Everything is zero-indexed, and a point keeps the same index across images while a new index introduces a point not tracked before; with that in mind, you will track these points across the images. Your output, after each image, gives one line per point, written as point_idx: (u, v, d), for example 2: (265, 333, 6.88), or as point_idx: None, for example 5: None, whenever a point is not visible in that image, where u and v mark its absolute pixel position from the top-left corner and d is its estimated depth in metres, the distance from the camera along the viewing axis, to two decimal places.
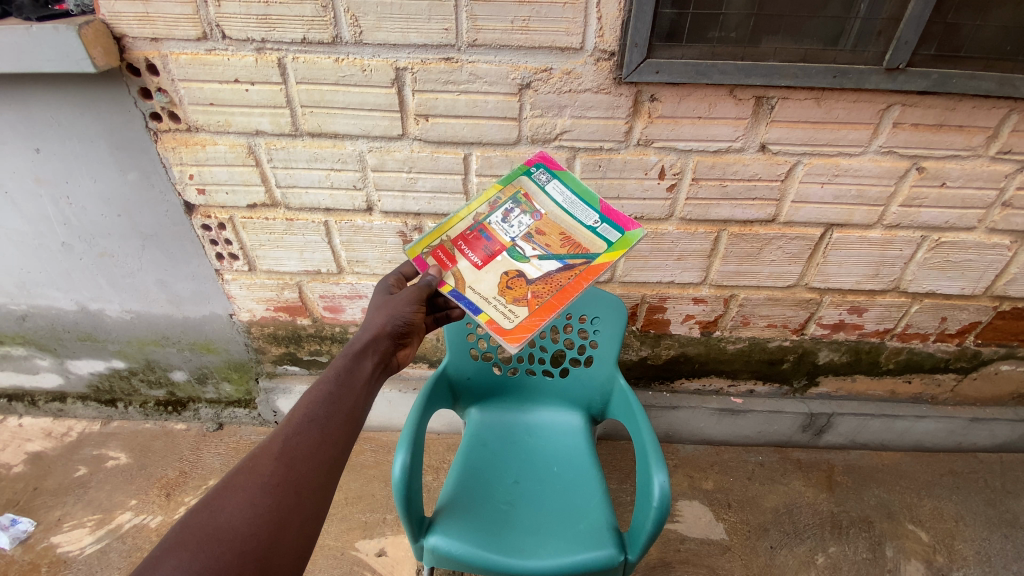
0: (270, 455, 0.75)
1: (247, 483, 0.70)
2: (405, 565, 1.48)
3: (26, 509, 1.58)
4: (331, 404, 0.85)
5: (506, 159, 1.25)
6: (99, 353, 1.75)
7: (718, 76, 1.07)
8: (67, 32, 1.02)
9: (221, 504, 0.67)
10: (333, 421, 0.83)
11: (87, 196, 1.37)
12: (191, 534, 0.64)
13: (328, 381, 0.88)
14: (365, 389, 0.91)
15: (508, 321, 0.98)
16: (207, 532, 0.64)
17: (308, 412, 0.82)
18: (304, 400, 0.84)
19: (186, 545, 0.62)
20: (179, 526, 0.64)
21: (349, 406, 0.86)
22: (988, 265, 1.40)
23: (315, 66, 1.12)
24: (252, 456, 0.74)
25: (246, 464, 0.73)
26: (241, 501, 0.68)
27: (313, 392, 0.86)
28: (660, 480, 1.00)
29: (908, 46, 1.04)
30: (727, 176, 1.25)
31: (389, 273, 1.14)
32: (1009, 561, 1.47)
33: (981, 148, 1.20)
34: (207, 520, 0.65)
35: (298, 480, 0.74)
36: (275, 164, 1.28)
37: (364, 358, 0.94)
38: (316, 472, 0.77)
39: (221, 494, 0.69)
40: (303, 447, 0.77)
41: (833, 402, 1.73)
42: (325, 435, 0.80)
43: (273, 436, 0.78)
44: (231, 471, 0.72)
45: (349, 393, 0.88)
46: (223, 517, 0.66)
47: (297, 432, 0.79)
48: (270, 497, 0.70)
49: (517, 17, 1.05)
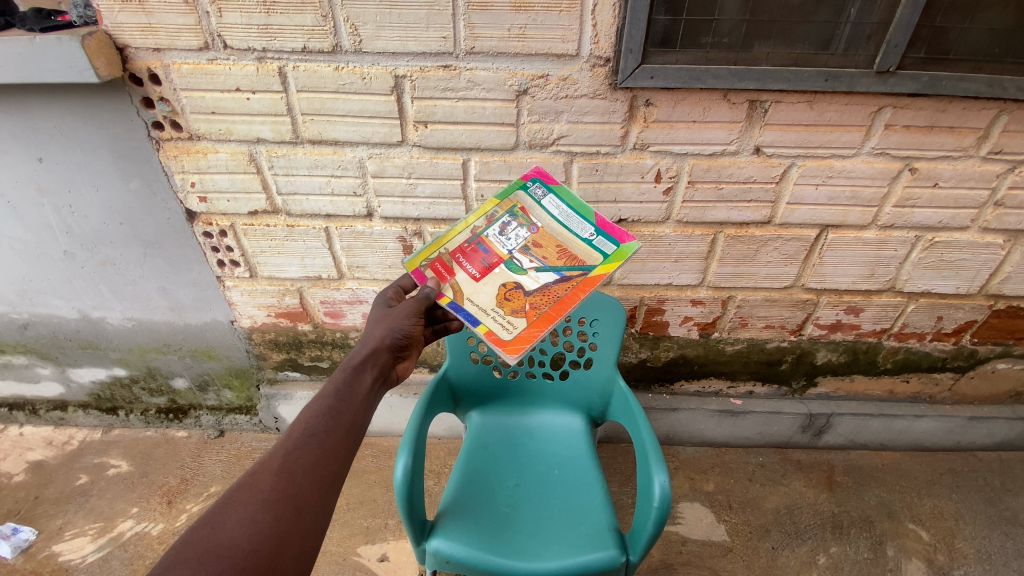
0: (271, 471, 0.75)
1: (247, 500, 0.71)
2: (407, 569, 1.48)
3: (27, 518, 1.58)
4: (332, 418, 0.85)
5: (504, 165, 1.26)
6: (100, 361, 1.76)
7: (712, 81, 1.09)
8: (71, 42, 1.04)
9: (221, 521, 0.68)
10: (332, 435, 0.84)
11: (89, 205, 1.39)
12: (193, 550, 0.64)
13: (328, 395, 0.89)
14: (365, 401, 0.92)
15: (508, 332, 1.00)
16: (208, 548, 0.65)
17: (308, 426, 0.83)
18: (304, 414, 0.85)
19: (188, 562, 0.63)
20: (180, 543, 0.65)
21: (350, 419, 0.87)
22: (982, 264, 1.41)
23: (316, 74, 1.14)
24: (252, 472, 0.75)
25: (246, 480, 0.74)
26: (242, 516, 0.69)
27: (313, 405, 0.87)
28: (660, 481, 1.00)
29: (898, 49, 1.06)
30: (722, 178, 1.27)
31: (389, 285, 1.15)
32: (1010, 559, 1.47)
33: (972, 149, 1.22)
34: (208, 536, 0.66)
35: (298, 494, 0.75)
36: (276, 171, 1.30)
37: (365, 370, 0.95)
38: (316, 486, 0.77)
39: (223, 510, 0.69)
40: (303, 461, 0.78)
41: (832, 402, 1.74)
42: (325, 449, 0.81)
43: (273, 451, 0.79)
44: (231, 487, 0.72)
45: (349, 406, 0.89)
46: (224, 534, 0.67)
47: (298, 447, 0.79)
48: (269, 512, 0.71)
49: (514, 25, 1.07)
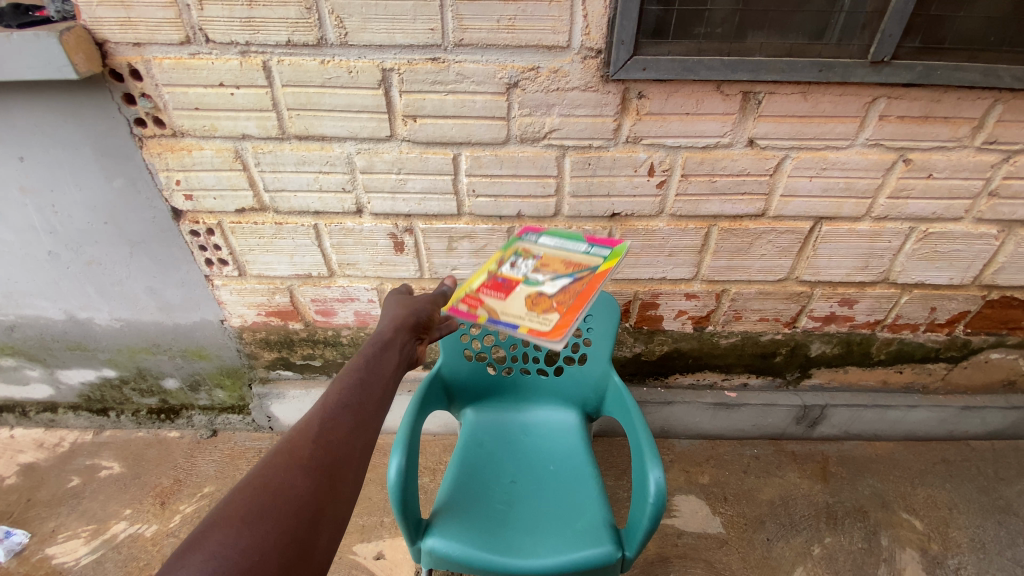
0: (309, 438, 0.74)
1: (287, 464, 0.70)
2: (403, 567, 1.47)
3: (19, 521, 1.56)
4: (363, 391, 0.85)
5: (495, 159, 1.24)
6: (89, 362, 1.73)
7: (705, 72, 1.08)
8: (48, 38, 1.01)
9: (263, 485, 0.66)
10: (364, 408, 0.84)
11: (73, 204, 1.36)
12: (236, 510, 0.62)
13: (359, 368, 0.89)
14: (393, 377, 0.92)
15: (547, 325, 0.95)
16: (250, 509, 0.63)
17: (342, 398, 0.83)
18: (337, 385, 0.85)
19: (231, 522, 0.61)
20: (223, 504, 0.63)
21: (380, 393, 0.87)
22: (976, 255, 1.41)
23: (300, 68, 1.11)
24: (289, 439, 0.74)
25: (284, 446, 0.73)
26: (283, 480, 0.68)
27: (344, 378, 0.87)
28: (655, 477, 1.00)
29: (892, 39, 1.05)
30: (716, 171, 1.25)
31: (394, 290, 1.19)
32: (1003, 547, 1.48)
33: (967, 139, 1.21)
34: (251, 498, 0.64)
35: (334, 463, 0.74)
36: (262, 168, 1.27)
37: (392, 346, 0.96)
38: (351, 457, 0.76)
39: (265, 474, 0.68)
40: (339, 431, 0.78)
41: (826, 394, 1.74)
42: (358, 421, 0.81)
43: (309, 420, 0.78)
44: (270, 452, 0.71)
45: (379, 380, 0.89)
46: (267, 496, 0.65)
47: (333, 417, 0.79)
48: (309, 478, 0.70)
49: (503, 16, 1.04)
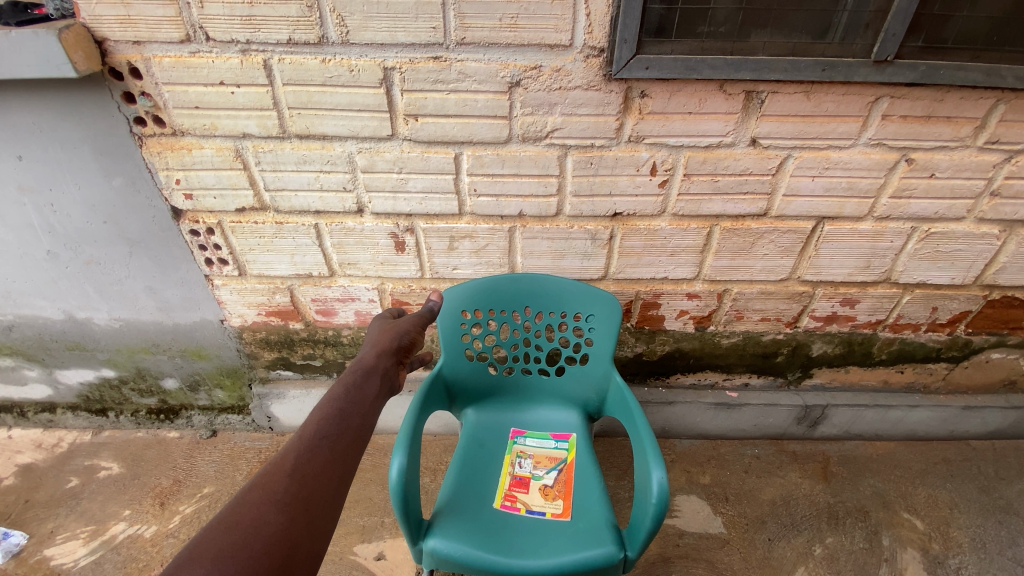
0: (283, 473, 0.76)
1: (260, 500, 0.71)
2: (405, 568, 1.47)
3: (17, 522, 1.55)
4: (341, 421, 0.88)
5: (497, 158, 1.24)
6: (88, 362, 1.73)
7: (708, 71, 1.07)
8: (47, 37, 1.00)
9: (235, 522, 0.67)
10: (342, 438, 0.86)
11: (72, 204, 1.35)
12: (206, 549, 0.62)
13: (337, 400, 0.92)
14: (371, 407, 0.95)
15: None
16: (221, 548, 0.63)
17: (319, 430, 0.85)
18: (316, 417, 0.88)
19: (201, 560, 0.60)
20: (194, 544, 0.63)
21: (358, 421, 0.90)
22: (977, 255, 1.41)
23: (302, 67, 1.11)
24: (264, 474, 0.75)
25: (258, 482, 0.74)
26: (256, 516, 0.68)
27: (323, 410, 0.89)
28: (658, 476, 0.99)
29: (896, 38, 1.04)
30: (719, 171, 1.25)
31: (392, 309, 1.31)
32: (1004, 547, 1.48)
33: (969, 139, 1.21)
34: (223, 537, 0.64)
35: (309, 498, 0.75)
36: (262, 167, 1.26)
37: (372, 376, 1.01)
38: (325, 491, 0.78)
39: (237, 511, 0.68)
40: (313, 464, 0.79)
41: (827, 394, 1.74)
42: (335, 452, 0.83)
43: (285, 454, 0.80)
44: (243, 489, 0.72)
45: (358, 409, 0.92)
46: (239, 534, 0.65)
47: (309, 449, 0.81)
48: (283, 514, 0.70)
49: (506, 15, 1.04)
